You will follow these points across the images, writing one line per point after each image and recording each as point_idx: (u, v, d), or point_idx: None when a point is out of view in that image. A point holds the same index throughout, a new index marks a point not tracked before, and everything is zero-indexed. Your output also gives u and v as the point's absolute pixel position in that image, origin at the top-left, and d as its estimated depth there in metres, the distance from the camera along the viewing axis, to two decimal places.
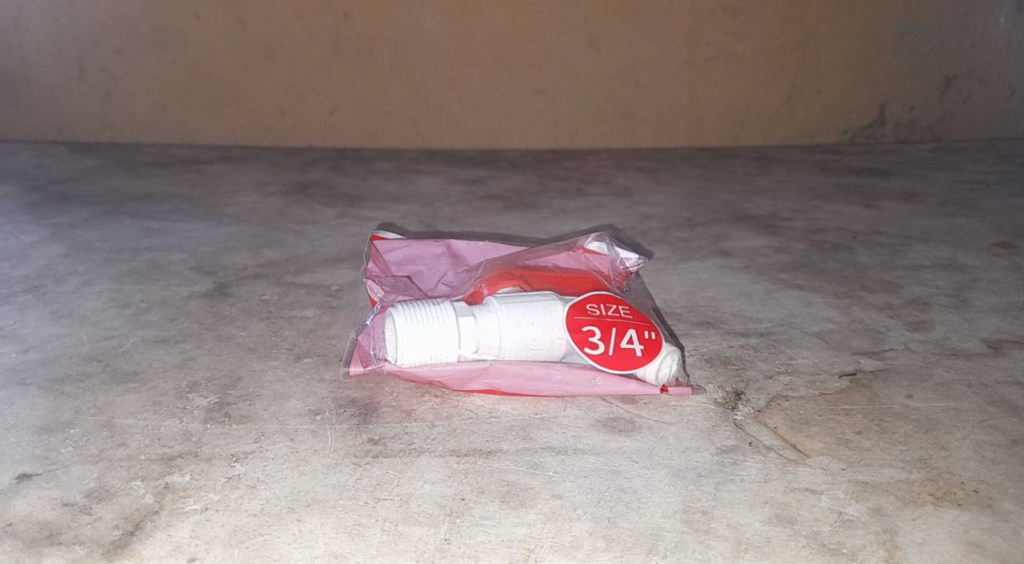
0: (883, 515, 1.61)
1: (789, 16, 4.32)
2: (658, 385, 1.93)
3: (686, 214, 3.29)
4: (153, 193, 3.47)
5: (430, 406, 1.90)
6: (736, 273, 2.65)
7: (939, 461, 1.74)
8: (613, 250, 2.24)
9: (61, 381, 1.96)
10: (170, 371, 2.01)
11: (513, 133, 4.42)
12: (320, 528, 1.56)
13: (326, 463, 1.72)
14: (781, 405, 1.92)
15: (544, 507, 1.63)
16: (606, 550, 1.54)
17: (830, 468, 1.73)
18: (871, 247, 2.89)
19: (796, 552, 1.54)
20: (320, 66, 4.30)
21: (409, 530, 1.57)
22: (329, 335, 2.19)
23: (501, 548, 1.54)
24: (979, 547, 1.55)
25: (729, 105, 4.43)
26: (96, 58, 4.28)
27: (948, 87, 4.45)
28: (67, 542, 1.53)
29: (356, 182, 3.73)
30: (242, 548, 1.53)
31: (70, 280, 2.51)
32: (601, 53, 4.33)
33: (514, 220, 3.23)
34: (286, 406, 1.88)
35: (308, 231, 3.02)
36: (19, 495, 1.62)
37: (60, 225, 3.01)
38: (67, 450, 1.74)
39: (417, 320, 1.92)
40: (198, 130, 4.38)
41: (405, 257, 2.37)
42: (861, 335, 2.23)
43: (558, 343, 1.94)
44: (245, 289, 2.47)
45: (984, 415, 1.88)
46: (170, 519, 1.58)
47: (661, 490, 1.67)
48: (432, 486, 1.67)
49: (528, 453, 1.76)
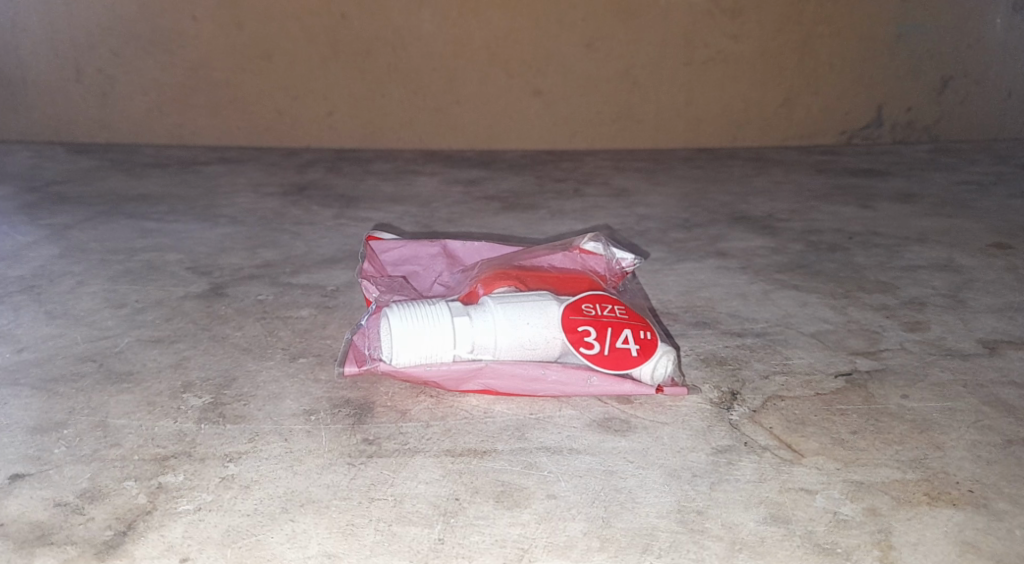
0: (879, 515, 1.61)
1: (787, 17, 4.32)
2: (654, 385, 1.93)
3: (683, 215, 3.29)
4: (148, 194, 3.46)
5: (426, 407, 1.90)
6: (732, 274, 2.65)
7: (935, 461, 1.74)
8: (608, 250, 2.24)
9: (55, 381, 1.96)
10: (165, 371, 2.01)
11: (511, 134, 4.42)
12: (313, 529, 1.56)
13: (321, 463, 1.71)
14: (776, 405, 1.92)
15: (538, 507, 1.62)
16: (601, 550, 1.54)
17: (825, 468, 1.72)
18: (867, 248, 2.89)
19: (791, 552, 1.54)
20: (318, 67, 4.30)
21: (403, 530, 1.56)
22: (325, 335, 2.18)
23: (495, 548, 1.53)
24: (974, 547, 1.54)
25: (727, 106, 4.43)
26: (93, 59, 4.28)
27: (946, 88, 4.45)
28: (59, 542, 1.53)
29: (354, 183, 3.73)
30: (235, 548, 1.52)
31: (65, 281, 2.51)
32: (598, 55, 4.32)
33: (511, 221, 3.23)
34: (281, 406, 1.88)
35: (305, 232, 3.02)
36: (11, 496, 1.62)
37: (56, 226, 3.01)
38: (60, 450, 1.73)
39: (413, 320, 1.92)
40: (196, 131, 4.38)
41: (401, 257, 2.36)
42: (857, 335, 2.23)
43: (553, 343, 1.94)
44: (241, 289, 2.47)
45: (980, 415, 1.88)
46: (163, 519, 1.57)
47: (655, 490, 1.66)
48: (426, 486, 1.66)
49: (523, 453, 1.76)
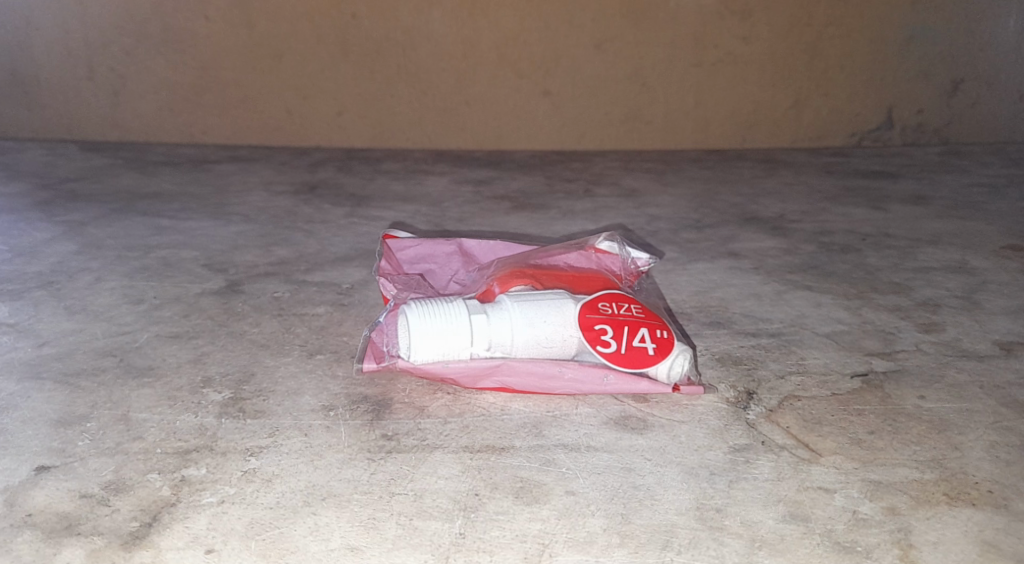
0: (897, 514, 1.62)
1: (797, 20, 4.32)
2: (670, 384, 1.93)
3: (694, 216, 3.30)
4: (162, 192, 3.48)
5: (443, 403, 1.90)
6: (745, 274, 2.65)
7: (952, 462, 1.74)
8: (623, 250, 2.25)
9: (77, 375, 1.97)
10: (184, 366, 2.02)
11: (521, 135, 4.43)
12: (336, 522, 1.57)
13: (340, 458, 1.72)
14: (792, 405, 1.92)
15: (558, 503, 1.63)
16: (621, 546, 1.54)
17: (843, 467, 1.73)
18: (880, 249, 2.90)
19: (810, 550, 1.54)
20: (328, 66, 4.31)
21: (424, 525, 1.57)
22: (341, 332, 2.19)
23: (517, 543, 1.54)
24: (994, 547, 1.55)
25: (736, 108, 4.43)
26: (105, 57, 4.30)
27: (956, 91, 4.46)
28: (85, 533, 1.54)
29: (365, 182, 3.74)
30: (259, 541, 1.53)
31: (82, 276, 2.52)
32: (608, 56, 4.33)
33: (523, 220, 3.24)
34: (300, 402, 1.89)
35: (318, 230, 3.03)
36: (36, 487, 1.63)
37: (71, 222, 3.02)
38: (83, 443, 1.74)
39: (432, 318, 1.94)
40: (206, 130, 4.40)
41: (417, 255, 2.38)
42: (872, 336, 2.24)
43: (569, 341, 1.95)
44: (257, 286, 2.48)
45: (996, 416, 1.88)
46: (187, 511, 1.58)
47: (674, 487, 1.67)
48: (446, 481, 1.67)
49: (541, 450, 1.77)
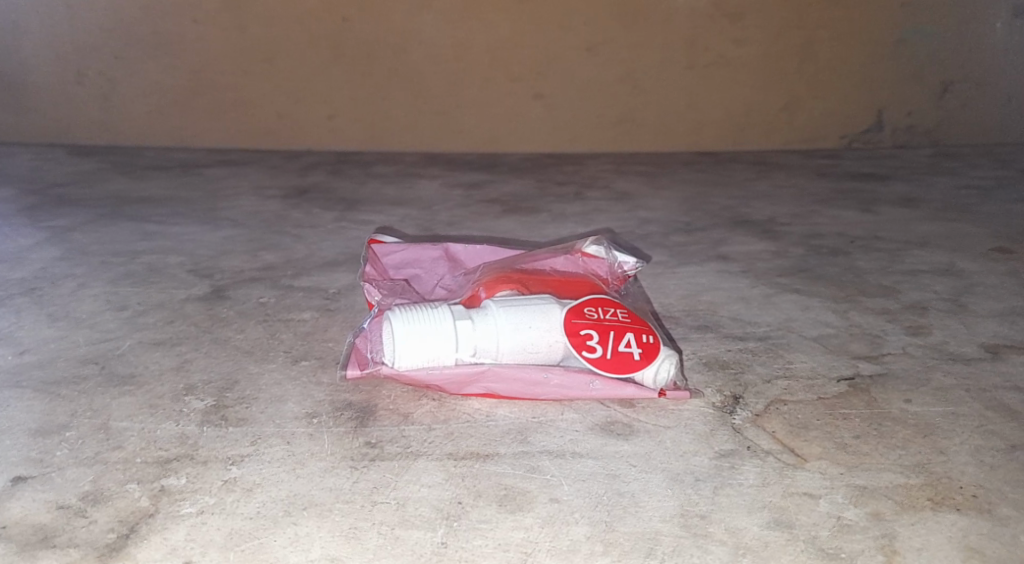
0: (882, 519, 1.61)
1: (789, 21, 4.32)
2: (656, 389, 1.92)
3: (684, 218, 3.29)
4: (150, 197, 3.46)
5: (428, 409, 1.89)
6: (734, 277, 2.65)
7: (938, 466, 1.74)
8: (610, 254, 2.24)
9: (57, 384, 1.95)
10: (166, 373, 2.00)
11: (512, 137, 4.42)
12: (316, 532, 1.56)
13: (322, 467, 1.71)
14: (779, 409, 1.92)
15: (541, 511, 1.62)
16: (603, 554, 1.54)
17: (828, 472, 1.72)
18: (869, 252, 2.89)
19: (794, 557, 1.54)
20: (319, 70, 4.30)
21: (406, 534, 1.56)
22: (326, 338, 2.18)
23: (499, 552, 1.53)
24: (978, 553, 1.54)
25: (728, 110, 4.43)
26: (94, 61, 4.28)
27: (946, 92, 4.45)
28: (62, 545, 1.53)
29: (355, 186, 3.73)
30: (238, 552, 1.52)
31: (67, 283, 2.51)
32: (600, 58, 4.32)
33: (512, 224, 3.23)
34: (283, 409, 1.88)
35: (306, 234, 3.02)
36: (13, 498, 1.62)
37: (57, 228, 3.01)
38: (62, 453, 1.73)
39: (417, 323, 1.92)
40: (197, 134, 4.39)
41: (403, 260, 2.36)
42: (859, 340, 2.23)
43: (555, 346, 1.93)
44: (242, 291, 2.47)
45: (982, 420, 1.88)
46: (166, 522, 1.57)
47: (659, 494, 1.66)
48: (429, 489, 1.66)
49: (525, 457, 1.76)
